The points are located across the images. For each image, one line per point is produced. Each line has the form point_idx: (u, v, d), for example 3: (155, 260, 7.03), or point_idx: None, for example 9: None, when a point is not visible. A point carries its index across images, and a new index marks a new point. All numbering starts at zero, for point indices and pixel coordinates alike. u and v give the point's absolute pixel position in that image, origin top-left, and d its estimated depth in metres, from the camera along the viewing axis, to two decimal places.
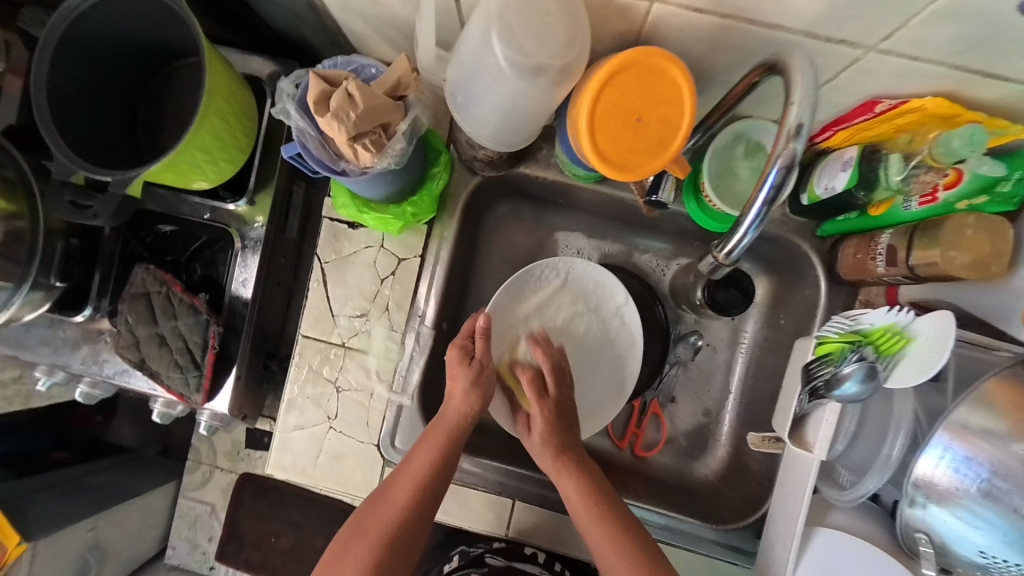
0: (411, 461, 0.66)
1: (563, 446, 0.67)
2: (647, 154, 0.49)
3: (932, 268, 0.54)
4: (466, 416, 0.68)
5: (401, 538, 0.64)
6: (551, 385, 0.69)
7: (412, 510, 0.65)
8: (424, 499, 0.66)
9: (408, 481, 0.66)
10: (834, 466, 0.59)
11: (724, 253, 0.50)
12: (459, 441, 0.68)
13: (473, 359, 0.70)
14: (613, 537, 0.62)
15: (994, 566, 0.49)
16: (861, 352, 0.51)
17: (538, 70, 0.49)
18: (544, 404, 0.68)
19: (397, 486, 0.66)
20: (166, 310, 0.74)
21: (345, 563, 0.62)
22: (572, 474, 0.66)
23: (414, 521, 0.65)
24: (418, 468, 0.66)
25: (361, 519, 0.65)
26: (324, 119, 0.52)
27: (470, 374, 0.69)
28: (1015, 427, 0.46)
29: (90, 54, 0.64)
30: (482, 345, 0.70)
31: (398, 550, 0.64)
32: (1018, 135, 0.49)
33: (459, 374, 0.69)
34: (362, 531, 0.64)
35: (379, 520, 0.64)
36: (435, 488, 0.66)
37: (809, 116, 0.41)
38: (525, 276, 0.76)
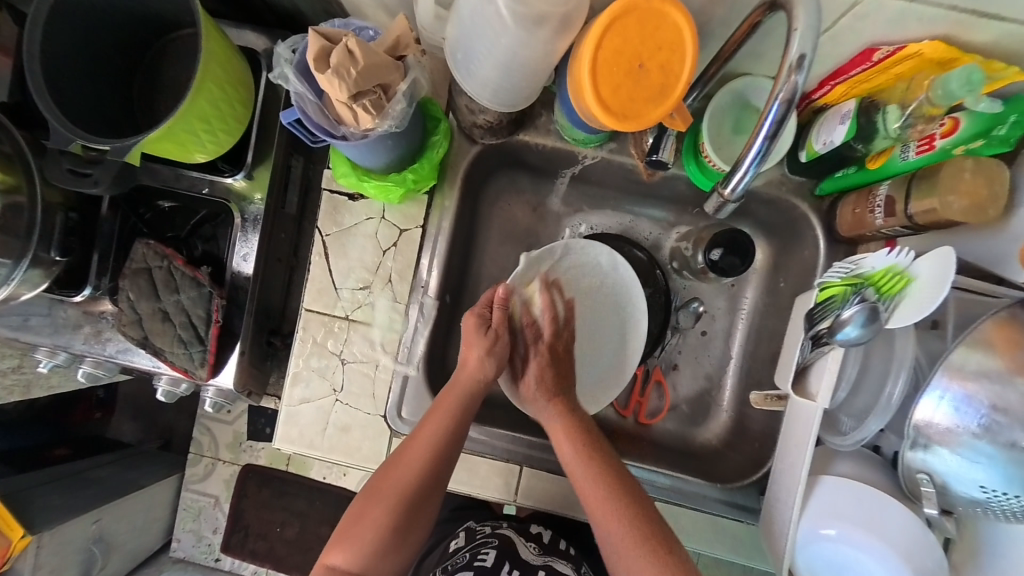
0: (423, 428, 0.66)
1: (552, 394, 0.71)
2: (648, 101, 0.49)
3: (930, 215, 0.56)
4: (478, 383, 0.69)
5: (415, 500, 0.65)
6: (547, 331, 0.73)
7: (425, 474, 0.65)
8: (437, 464, 0.66)
9: (420, 447, 0.66)
10: (837, 415, 0.60)
11: (729, 191, 0.51)
12: (470, 408, 0.68)
13: (489, 329, 0.70)
14: (594, 469, 0.64)
15: (994, 501, 0.50)
16: (862, 294, 0.52)
17: (540, 19, 0.49)
18: (540, 349, 0.72)
19: (409, 451, 0.66)
20: (169, 285, 0.74)
21: (363, 526, 0.64)
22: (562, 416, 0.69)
23: (428, 486, 0.66)
24: (431, 435, 0.66)
25: (375, 482, 0.66)
26: (324, 76, 0.51)
27: (486, 343, 0.69)
28: (1011, 364, 0.47)
29: (84, 23, 0.63)
30: (501, 316, 0.70)
31: (412, 511, 0.65)
32: (1012, 79, 0.50)
33: (474, 343, 0.70)
34: (377, 494, 0.65)
35: (393, 484, 0.65)
36: (447, 454, 0.66)
37: (811, 47, 0.41)
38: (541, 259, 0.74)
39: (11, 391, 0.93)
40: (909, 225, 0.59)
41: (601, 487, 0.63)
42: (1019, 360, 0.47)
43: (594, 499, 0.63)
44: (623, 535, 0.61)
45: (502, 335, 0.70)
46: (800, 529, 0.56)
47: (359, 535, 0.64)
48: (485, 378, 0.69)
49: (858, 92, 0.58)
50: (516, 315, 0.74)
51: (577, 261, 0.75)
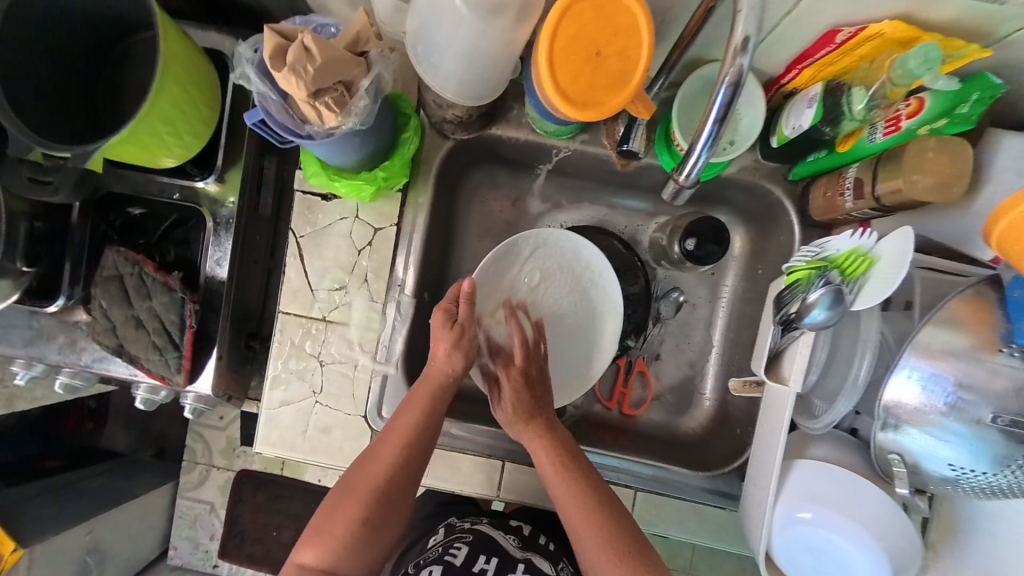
0: (396, 422, 0.66)
1: (532, 411, 0.67)
2: (609, 89, 0.48)
3: (896, 196, 0.55)
4: (448, 377, 0.69)
5: (389, 494, 0.65)
6: (518, 357, 0.70)
7: (400, 467, 0.65)
8: (412, 458, 0.66)
9: (393, 442, 0.66)
10: (810, 399, 0.60)
11: (684, 177, 0.52)
12: (442, 401, 0.68)
13: (455, 324, 0.69)
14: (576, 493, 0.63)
15: (962, 478, 0.50)
16: (827, 277, 0.52)
17: (497, 10, 0.49)
18: (512, 373, 0.69)
19: (384, 446, 0.66)
20: (141, 291, 0.73)
21: (336, 521, 0.63)
22: (538, 436, 0.66)
23: (403, 480, 0.66)
24: (405, 429, 0.66)
25: (350, 478, 0.65)
26: (281, 74, 0.51)
27: (453, 337, 0.69)
28: (977, 340, 0.48)
29: (42, 28, 0.62)
30: (467, 309, 0.70)
31: (385, 506, 0.65)
32: (972, 56, 0.50)
33: (442, 337, 0.69)
34: (350, 490, 0.64)
35: (367, 481, 0.64)
36: (422, 446, 0.67)
37: (756, 27, 0.41)
38: (506, 250, 0.75)
39: None
40: (879, 207, 0.59)
41: (577, 505, 0.62)
42: (985, 336, 0.48)
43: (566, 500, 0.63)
44: (593, 536, 0.61)
45: (468, 330, 0.70)
46: (776, 512, 0.57)
47: (331, 531, 0.63)
48: (456, 369, 0.69)
49: (825, 75, 0.58)
50: (482, 352, 0.73)
51: (547, 253, 0.76)
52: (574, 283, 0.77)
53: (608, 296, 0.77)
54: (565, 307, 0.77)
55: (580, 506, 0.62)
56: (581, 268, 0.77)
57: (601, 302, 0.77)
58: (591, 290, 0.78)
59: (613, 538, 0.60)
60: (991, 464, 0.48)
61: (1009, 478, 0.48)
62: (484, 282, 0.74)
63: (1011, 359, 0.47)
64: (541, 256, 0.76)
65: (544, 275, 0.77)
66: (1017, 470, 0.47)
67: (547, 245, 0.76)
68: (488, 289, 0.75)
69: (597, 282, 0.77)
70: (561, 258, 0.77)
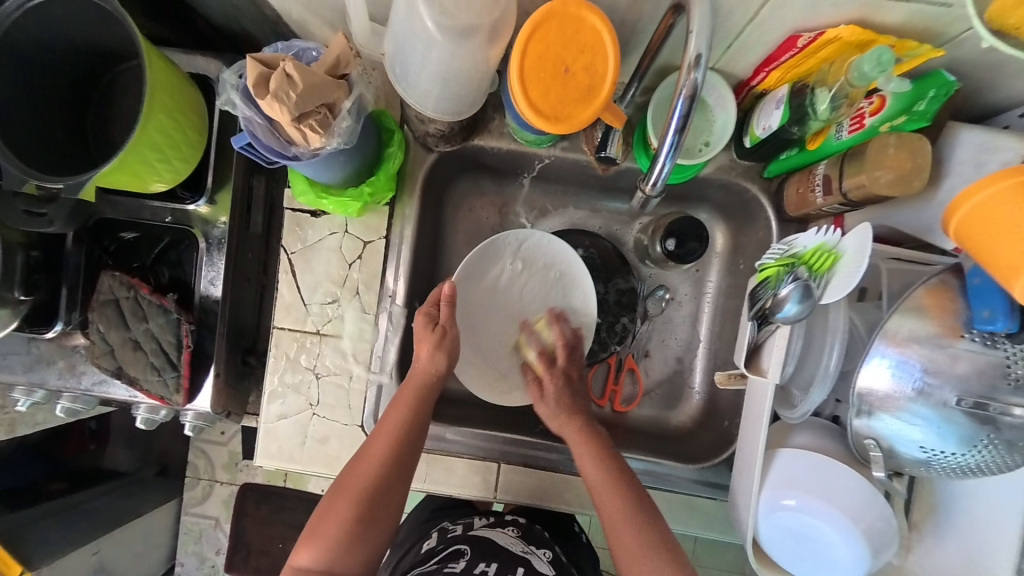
0: (384, 423, 0.68)
1: (573, 409, 0.72)
2: (578, 103, 0.51)
3: (861, 190, 0.58)
4: (432, 376, 0.70)
5: (379, 492, 0.67)
6: (562, 357, 0.75)
7: (389, 466, 0.67)
8: (400, 456, 0.68)
9: (382, 440, 0.68)
10: (789, 389, 0.63)
11: (651, 186, 0.54)
12: (427, 399, 0.70)
13: (436, 326, 0.71)
14: (616, 490, 0.66)
15: (934, 460, 0.53)
16: (795, 273, 0.54)
17: (468, 32, 0.51)
18: (553, 372, 0.74)
19: (373, 445, 0.68)
20: (137, 314, 0.75)
21: (329, 521, 0.65)
22: (576, 424, 0.71)
23: (392, 478, 0.67)
24: (392, 429, 0.68)
25: (342, 478, 0.68)
26: (265, 101, 0.53)
27: (435, 338, 0.71)
28: (941, 327, 0.50)
29: (29, 62, 0.63)
30: (447, 311, 0.72)
31: (377, 503, 0.67)
32: (926, 55, 0.52)
33: (423, 339, 0.71)
34: (342, 490, 0.67)
35: (359, 479, 0.67)
36: (411, 445, 0.68)
37: (707, 45, 0.44)
38: (488, 251, 0.77)
39: None
40: (847, 202, 0.62)
41: (614, 497, 0.66)
42: (949, 322, 0.50)
43: (605, 494, 0.66)
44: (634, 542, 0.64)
45: (450, 332, 0.71)
46: (761, 501, 0.59)
47: (326, 530, 0.65)
48: (439, 370, 0.71)
49: (790, 77, 0.60)
50: (527, 347, 0.78)
51: (531, 253, 0.79)
52: (551, 280, 0.80)
53: (583, 291, 0.79)
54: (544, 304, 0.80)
55: (609, 492, 0.66)
56: (558, 266, 0.79)
57: (578, 298, 0.80)
58: (568, 285, 0.80)
59: (638, 518, 0.65)
60: (959, 445, 0.51)
61: (977, 457, 0.51)
62: (465, 282, 0.77)
63: (972, 343, 0.50)
64: (521, 256, 0.79)
65: (523, 273, 0.79)
66: (985, 449, 0.50)
67: (529, 244, 0.78)
68: (472, 286, 0.78)
69: (573, 278, 0.79)
70: (541, 257, 0.79)
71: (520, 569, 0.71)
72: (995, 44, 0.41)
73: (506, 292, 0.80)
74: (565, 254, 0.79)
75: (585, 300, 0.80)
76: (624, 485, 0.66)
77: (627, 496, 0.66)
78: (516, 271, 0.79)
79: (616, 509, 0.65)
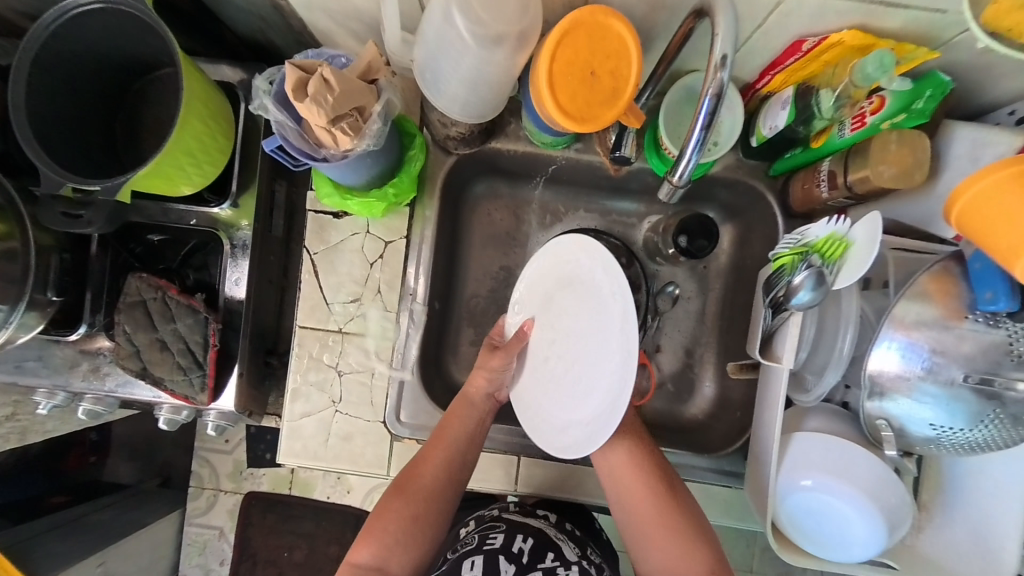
0: (442, 429, 0.72)
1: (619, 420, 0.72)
2: (602, 104, 0.54)
3: (865, 183, 0.61)
4: (486, 395, 0.75)
5: (436, 498, 0.70)
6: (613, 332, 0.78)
7: (446, 473, 0.71)
8: (455, 464, 0.71)
9: (441, 446, 0.71)
10: (802, 374, 0.66)
11: (677, 179, 0.57)
12: (484, 417, 0.74)
13: (496, 350, 0.75)
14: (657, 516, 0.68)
15: (944, 436, 0.56)
16: (809, 261, 0.57)
17: (497, 39, 0.54)
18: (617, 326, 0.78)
19: (431, 449, 0.71)
20: (165, 315, 0.76)
21: (386, 518, 0.69)
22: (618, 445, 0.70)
23: (449, 483, 0.71)
24: (451, 437, 0.72)
25: (401, 480, 0.71)
26: (303, 104, 0.55)
27: (491, 364, 0.74)
28: (946, 310, 0.53)
29: (63, 72, 0.66)
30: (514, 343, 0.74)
31: (432, 508, 0.70)
32: (924, 58, 0.56)
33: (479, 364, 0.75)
34: (400, 490, 0.70)
35: (417, 485, 0.70)
36: (464, 456, 0.72)
37: (731, 48, 0.47)
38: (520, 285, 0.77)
39: (6, 439, 0.90)
40: (852, 196, 0.65)
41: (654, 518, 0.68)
42: (953, 306, 0.53)
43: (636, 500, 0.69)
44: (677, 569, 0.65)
45: (509, 359, 0.74)
46: (778, 482, 0.62)
47: (384, 528, 0.68)
48: (496, 390, 0.75)
49: (795, 80, 0.64)
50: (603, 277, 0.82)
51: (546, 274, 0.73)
52: (569, 278, 0.69)
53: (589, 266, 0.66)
54: (564, 311, 0.69)
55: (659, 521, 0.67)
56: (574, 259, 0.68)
57: (600, 288, 0.64)
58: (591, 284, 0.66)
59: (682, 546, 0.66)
60: (966, 421, 0.54)
61: (984, 432, 0.54)
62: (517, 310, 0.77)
63: (976, 324, 0.53)
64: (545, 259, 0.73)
65: (547, 280, 0.73)
66: (990, 424, 0.53)
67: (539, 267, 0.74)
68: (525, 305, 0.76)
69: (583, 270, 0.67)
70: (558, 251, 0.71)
71: (553, 552, 0.74)
72: (991, 45, 0.45)
73: (541, 297, 0.73)
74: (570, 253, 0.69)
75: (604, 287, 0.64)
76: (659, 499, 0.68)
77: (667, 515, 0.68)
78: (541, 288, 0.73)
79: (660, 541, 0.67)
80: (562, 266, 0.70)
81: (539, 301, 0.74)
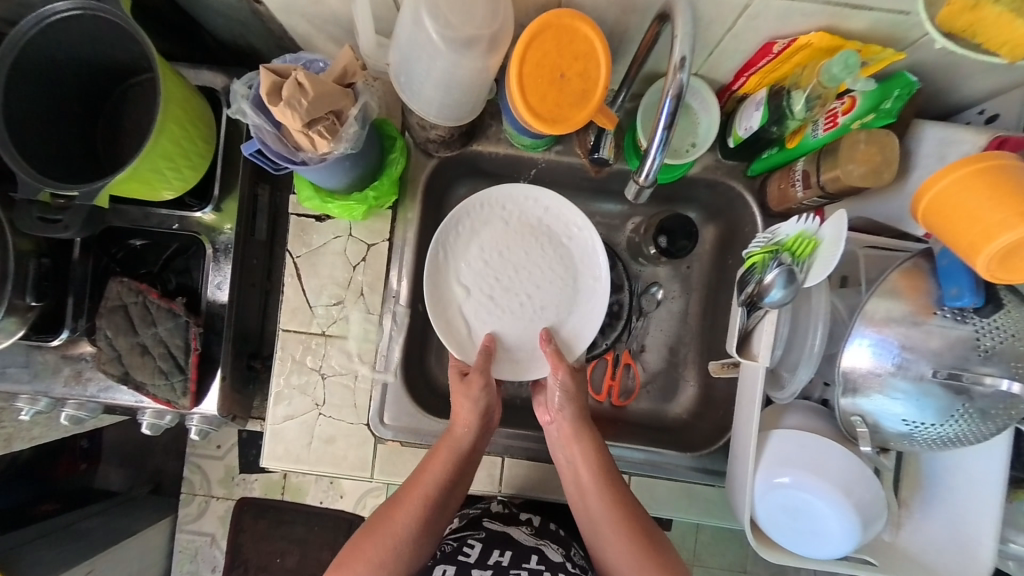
0: (423, 473, 0.71)
1: (580, 425, 0.72)
2: (572, 106, 0.55)
3: (837, 182, 0.62)
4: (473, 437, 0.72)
5: (408, 544, 0.69)
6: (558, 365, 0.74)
7: (422, 518, 0.70)
8: (433, 510, 0.71)
9: (419, 491, 0.70)
10: (778, 371, 0.67)
11: (643, 179, 0.57)
12: (469, 464, 0.73)
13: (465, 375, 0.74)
14: (612, 506, 0.69)
15: (916, 432, 0.56)
16: (780, 259, 0.58)
17: (467, 42, 0.54)
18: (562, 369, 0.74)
19: (410, 494, 0.71)
20: (145, 319, 0.76)
21: (354, 562, 0.67)
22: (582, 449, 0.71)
23: (423, 530, 0.70)
24: (429, 482, 0.70)
25: (372, 523, 0.70)
26: (277, 108, 0.56)
27: (467, 389, 0.73)
28: (915, 306, 0.54)
29: (42, 79, 0.66)
30: (481, 361, 0.74)
31: (402, 555, 0.68)
32: (891, 58, 0.56)
33: (463, 396, 0.72)
34: (372, 532, 0.69)
35: (390, 528, 0.69)
36: (444, 501, 0.72)
37: (690, 50, 0.48)
38: (440, 260, 0.77)
39: None
40: (825, 195, 0.66)
41: (609, 510, 0.69)
42: (921, 302, 0.54)
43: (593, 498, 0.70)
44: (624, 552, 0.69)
45: (484, 377, 0.73)
46: (756, 481, 0.62)
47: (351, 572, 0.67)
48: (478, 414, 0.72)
49: (768, 81, 0.65)
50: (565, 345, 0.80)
51: (501, 234, 0.79)
52: (536, 232, 0.79)
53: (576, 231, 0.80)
54: (532, 266, 0.79)
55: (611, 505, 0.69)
56: (545, 218, 0.79)
57: (576, 250, 0.80)
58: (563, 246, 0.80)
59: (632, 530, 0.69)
60: (937, 416, 0.54)
61: (953, 427, 0.55)
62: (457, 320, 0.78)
63: (944, 319, 0.53)
64: (504, 213, 0.79)
65: (503, 237, 0.79)
66: (960, 418, 0.54)
67: (489, 228, 0.79)
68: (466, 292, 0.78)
69: (560, 235, 0.80)
70: (520, 213, 0.79)
71: (534, 557, 0.75)
72: (947, 44, 0.46)
73: (489, 258, 0.79)
74: (543, 219, 0.80)
75: (583, 249, 0.80)
76: (614, 486, 0.70)
77: (613, 502, 0.69)
78: (496, 253, 0.79)
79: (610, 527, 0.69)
80: (533, 224, 0.79)
81: (491, 282, 0.79)
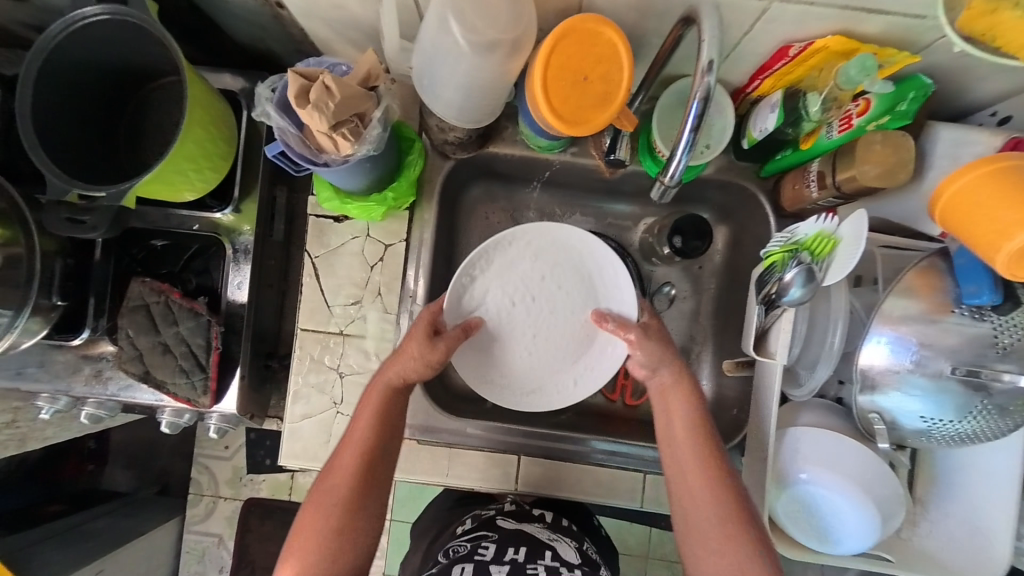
0: (353, 429, 0.69)
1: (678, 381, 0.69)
2: (594, 108, 0.56)
3: (852, 182, 0.63)
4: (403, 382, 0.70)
5: (354, 504, 0.68)
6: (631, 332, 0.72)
7: (360, 474, 0.68)
8: (371, 466, 0.69)
9: (352, 449, 0.69)
10: (794, 368, 0.68)
11: (667, 179, 0.58)
12: (399, 408, 0.71)
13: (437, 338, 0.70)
14: (706, 475, 0.64)
15: (934, 428, 0.57)
16: (799, 258, 0.59)
17: (491, 45, 0.55)
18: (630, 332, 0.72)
19: (345, 456, 0.69)
20: (167, 318, 0.77)
21: (307, 532, 0.67)
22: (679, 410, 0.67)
23: (366, 485, 0.69)
24: (361, 438, 0.69)
25: (317, 492, 0.69)
26: (305, 110, 0.57)
27: (428, 348, 0.69)
28: (931, 305, 0.55)
29: (68, 82, 0.67)
30: (455, 335, 0.71)
31: (354, 517, 0.68)
32: (905, 61, 0.58)
33: (412, 343, 0.69)
34: (316, 498, 0.69)
35: (332, 492, 0.68)
36: (381, 455, 0.70)
37: (717, 53, 0.49)
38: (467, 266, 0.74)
39: (6, 446, 0.90)
40: (839, 196, 0.67)
41: (704, 484, 0.63)
42: (935, 301, 0.55)
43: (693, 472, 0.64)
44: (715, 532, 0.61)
45: (451, 345, 0.70)
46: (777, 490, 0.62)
47: (305, 545, 0.67)
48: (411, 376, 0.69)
49: (783, 84, 0.66)
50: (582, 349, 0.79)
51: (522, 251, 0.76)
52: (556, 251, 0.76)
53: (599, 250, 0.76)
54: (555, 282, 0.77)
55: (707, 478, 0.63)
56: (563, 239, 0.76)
57: (601, 270, 0.77)
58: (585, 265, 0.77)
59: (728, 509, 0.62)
60: (955, 413, 0.55)
61: (970, 423, 0.55)
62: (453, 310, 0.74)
63: (961, 317, 0.54)
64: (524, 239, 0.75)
65: (521, 255, 0.76)
66: (977, 415, 0.55)
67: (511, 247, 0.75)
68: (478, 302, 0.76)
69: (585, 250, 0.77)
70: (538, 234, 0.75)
71: (548, 553, 0.74)
72: (966, 49, 0.47)
73: (508, 279, 0.76)
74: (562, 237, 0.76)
75: (609, 269, 0.77)
76: (711, 451, 0.65)
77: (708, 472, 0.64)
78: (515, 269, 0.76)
79: (708, 501, 0.62)
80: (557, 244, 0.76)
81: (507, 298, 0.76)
